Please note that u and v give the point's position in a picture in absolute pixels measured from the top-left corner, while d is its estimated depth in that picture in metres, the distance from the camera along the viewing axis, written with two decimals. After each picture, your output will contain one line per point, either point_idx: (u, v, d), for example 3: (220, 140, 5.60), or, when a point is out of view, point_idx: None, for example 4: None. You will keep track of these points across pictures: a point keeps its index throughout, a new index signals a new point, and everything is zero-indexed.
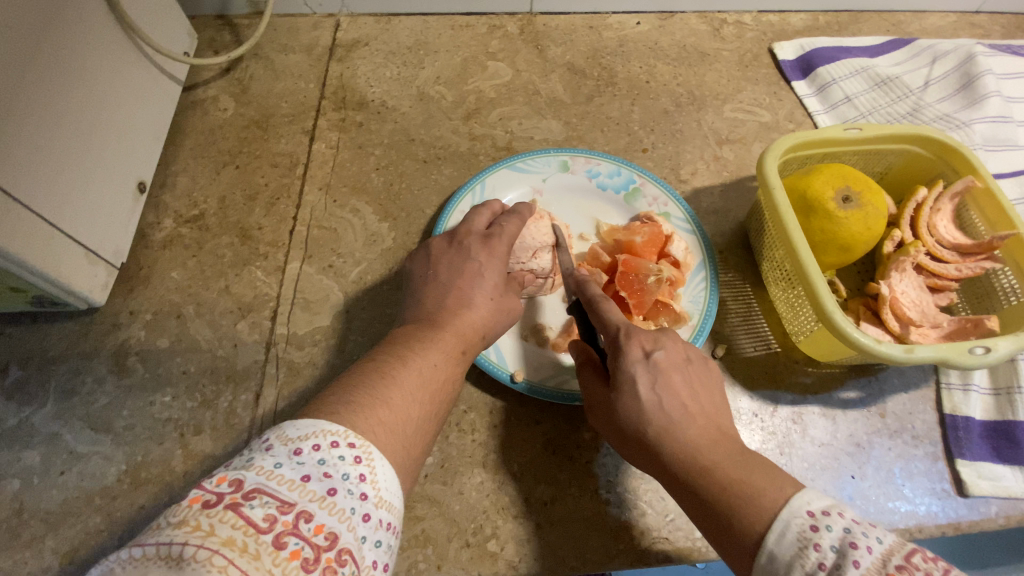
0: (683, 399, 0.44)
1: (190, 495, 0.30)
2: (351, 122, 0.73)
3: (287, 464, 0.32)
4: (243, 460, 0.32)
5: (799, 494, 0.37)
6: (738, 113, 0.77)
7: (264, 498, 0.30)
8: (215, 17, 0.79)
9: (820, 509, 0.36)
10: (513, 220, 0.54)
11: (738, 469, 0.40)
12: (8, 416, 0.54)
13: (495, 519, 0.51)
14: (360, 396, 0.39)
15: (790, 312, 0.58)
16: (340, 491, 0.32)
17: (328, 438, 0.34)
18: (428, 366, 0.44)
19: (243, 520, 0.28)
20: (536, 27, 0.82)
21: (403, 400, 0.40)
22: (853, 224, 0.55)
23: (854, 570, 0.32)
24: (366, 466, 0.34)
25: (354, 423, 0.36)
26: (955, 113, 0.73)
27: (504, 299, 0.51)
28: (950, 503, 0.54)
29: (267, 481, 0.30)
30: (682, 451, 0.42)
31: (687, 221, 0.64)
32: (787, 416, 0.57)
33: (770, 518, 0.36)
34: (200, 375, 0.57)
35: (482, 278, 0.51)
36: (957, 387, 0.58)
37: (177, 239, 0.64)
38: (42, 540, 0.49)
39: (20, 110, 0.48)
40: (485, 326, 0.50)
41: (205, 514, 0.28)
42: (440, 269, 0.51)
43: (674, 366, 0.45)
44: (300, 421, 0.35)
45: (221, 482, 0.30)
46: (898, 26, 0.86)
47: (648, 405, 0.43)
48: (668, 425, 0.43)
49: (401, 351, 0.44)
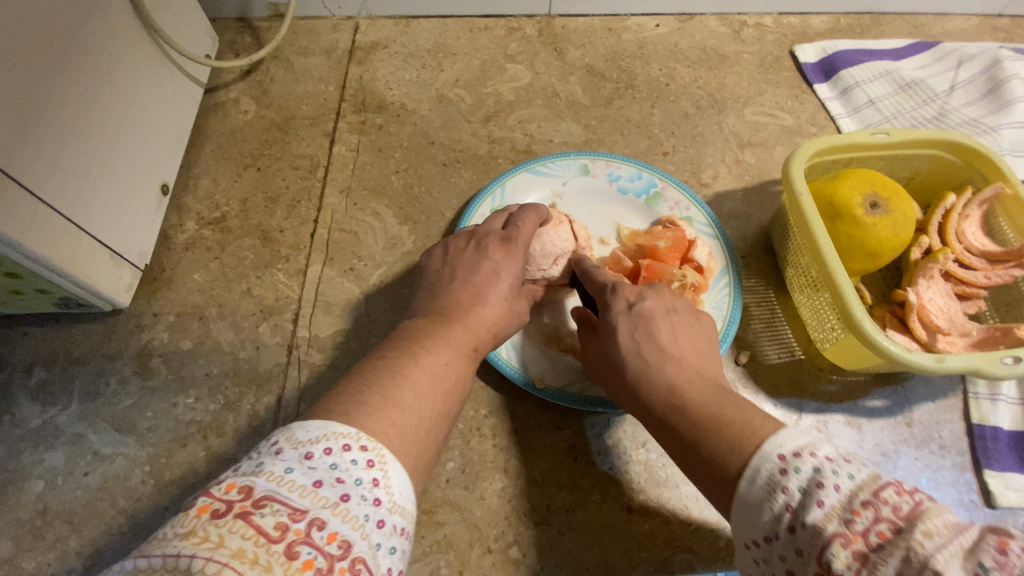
0: (662, 344, 0.45)
1: (199, 503, 0.29)
2: (371, 124, 0.73)
3: (299, 469, 0.31)
4: (252, 465, 0.32)
5: (773, 437, 0.36)
6: (759, 116, 0.76)
7: (275, 506, 0.29)
8: (235, 19, 0.80)
9: (791, 451, 0.35)
10: (529, 219, 0.53)
11: (711, 407, 0.41)
12: (33, 416, 0.55)
13: (517, 526, 0.50)
14: (371, 397, 0.38)
15: (815, 319, 0.57)
16: (353, 498, 0.31)
17: (339, 442, 0.33)
18: (439, 365, 0.43)
19: (254, 529, 0.28)
20: (554, 30, 0.82)
21: (416, 403, 0.39)
22: (881, 230, 0.54)
23: (818, 510, 0.31)
24: (378, 470, 0.33)
25: (364, 423, 0.35)
26: (981, 117, 0.72)
27: (517, 301, 0.51)
28: (977, 515, 0.53)
29: (278, 487, 0.30)
30: (661, 392, 0.43)
31: (709, 225, 0.63)
32: (811, 425, 0.56)
33: (744, 461, 0.36)
34: (223, 377, 0.57)
35: (498, 278, 0.50)
36: (985, 396, 0.57)
37: (199, 241, 0.64)
38: (66, 541, 0.50)
39: (46, 111, 0.48)
40: (497, 325, 0.49)
41: (214, 525, 0.28)
42: (457, 267, 0.51)
43: (656, 314, 0.47)
44: (311, 423, 0.35)
45: (230, 489, 0.30)
46: (921, 29, 0.85)
47: (628, 349, 0.46)
48: (644, 368, 0.45)
49: (409, 347, 0.43)
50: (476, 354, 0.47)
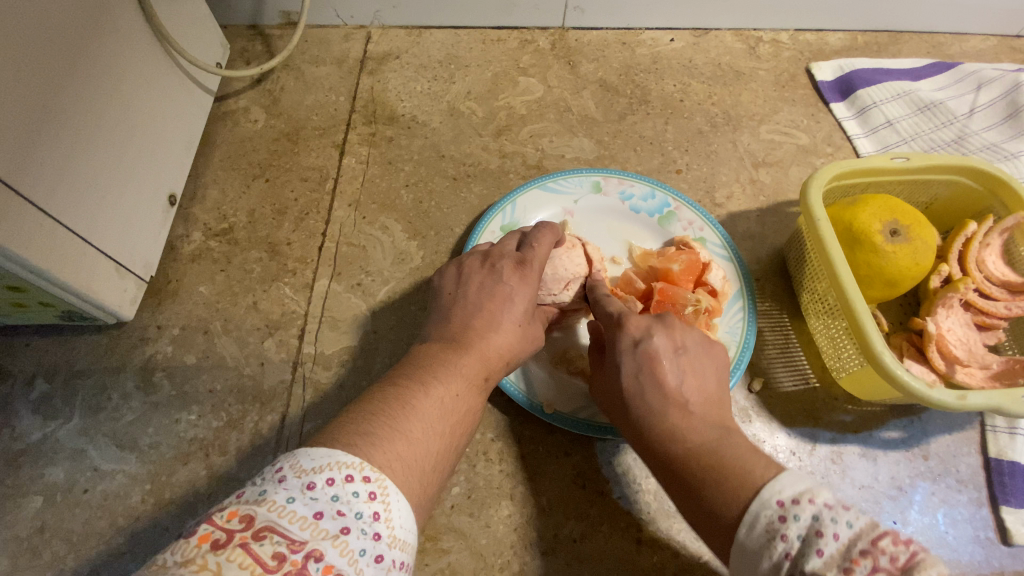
0: (667, 389, 0.44)
1: (199, 531, 0.28)
2: (381, 136, 0.72)
3: (300, 499, 0.30)
4: (255, 492, 0.30)
5: (771, 481, 0.36)
6: (775, 134, 0.75)
7: (274, 537, 0.28)
8: (247, 26, 0.79)
9: (790, 497, 0.34)
10: (545, 239, 0.52)
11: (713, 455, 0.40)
12: (33, 430, 0.54)
13: (522, 556, 0.49)
14: (378, 428, 0.36)
15: (831, 347, 0.56)
16: (353, 531, 0.30)
17: (343, 472, 0.32)
18: (451, 397, 0.42)
19: (251, 558, 0.27)
20: (567, 42, 0.81)
21: (424, 434, 0.38)
22: (901, 259, 0.53)
23: (817, 560, 0.31)
24: (380, 503, 0.32)
25: (371, 455, 0.34)
26: (1002, 142, 0.71)
27: (530, 325, 0.50)
28: (993, 553, 0.52)
29: (278, 518, 0.29)
30: (663, 438, 0.43)
31: (723, 247, 0.62)
32: (826, 456, 0.55)
33: (742, 507, 0.36)
34: (226, 394, 0.56)
35: (512, 302, 0.49)
36: (1003, 430, 0.56)
37: (205, 252, 0.64)
38: (64, 560, 0.49)
39: (54, 124, 0.48)
40: (511, 352, 0.48)
41: (214, 554, 0.27)
42: (470, 289, 0.50)
43: (662, 354, 0.45)
44: (315, 450, 0.33)
45: (232, 518, 0.29)
46: (939, 49, 0.84)
47: (631, 393, 0.45)
48: (648, 412, 0.44)
49: (422, 376, 0.43)
50: (487, 383, 0.46)
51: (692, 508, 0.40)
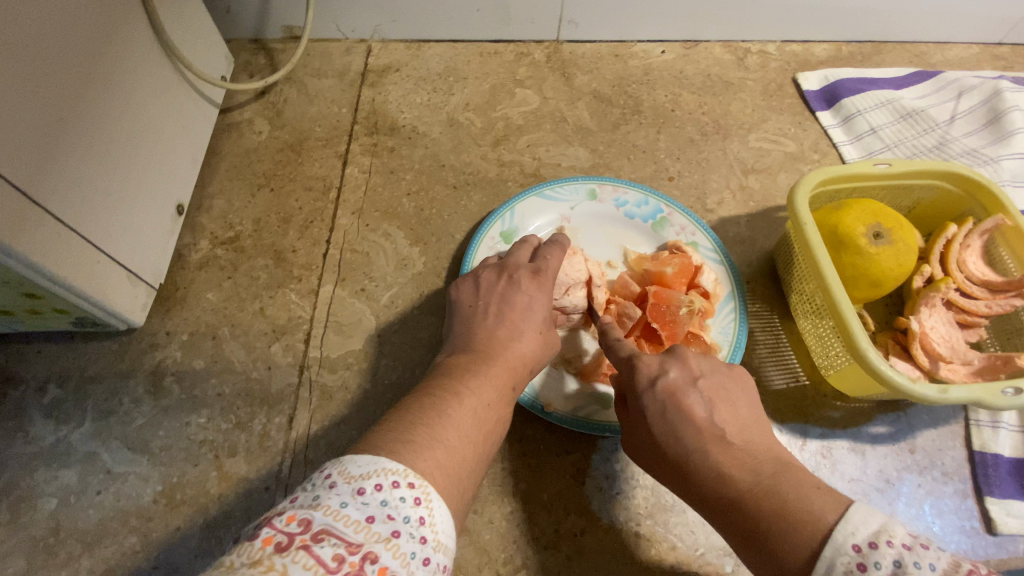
0: (697, 422, 0.45)
1: (261, 535, 0.29)
2: (383, 146, 0.74)
3: (353, 504, 0.31)
4: (308, 497, 0.32)
5: (842, 522, 0.36)
6: (763, 142, 0.78)
7: (333, 539, 0.29)
8: (250, 40, 0.82)
9: (866, 542, 0.35)
10: (555, 253, 0.56)
11: (767, 496, 0.40)
12: (46, 434, 0.55)
13: (525, 550, 0.51)
14: (418, 436, 0.38)
15: (819, 345, 0.58)
16: (403, 534, 0.31)
17: (389, 478, 0.33)
18: (482, 406, 0.44)
19: (313, 560, 0.28)
20: (562, 55, 0.84)
21: (459, 443, 0.40)
22: (884, 260, 0.55)
23: None
24: (425, 508, 0.33)
25: (413, 463, 0.36)
26: (982, 148, 0.74)
27: (549, 333, 0.53)
28: (978, 541, 0.54)
29: (334, 521, 0.30)
30: (708, 479, 0.43)
31: (714, 251, 0.64)
32: (816, 451, 0.57)
33: (810, 554, 0.36)
34: (234, 397, 0.57)
35: (529, 311, 0.52)
36: (986, 424, 0.58)
37: (212, 260, 0.65)
38: (78, 560, 0.50)
39: (71, 138, 0.50)
40: (533, 359, 0.50)
41: (278, 556, 0.28)
42: (492, 301, 0.53)
43: (682, 387, 0.47)
44: (360, 457, 0.35)
45: (291, 522, 0.30)
46: (921, 58, 0.87)
47: (662, 435, 0.46)
48: (687, 454, 0.45)
49: (454, 386, 0.44)
50: (514, 394, 0.48)
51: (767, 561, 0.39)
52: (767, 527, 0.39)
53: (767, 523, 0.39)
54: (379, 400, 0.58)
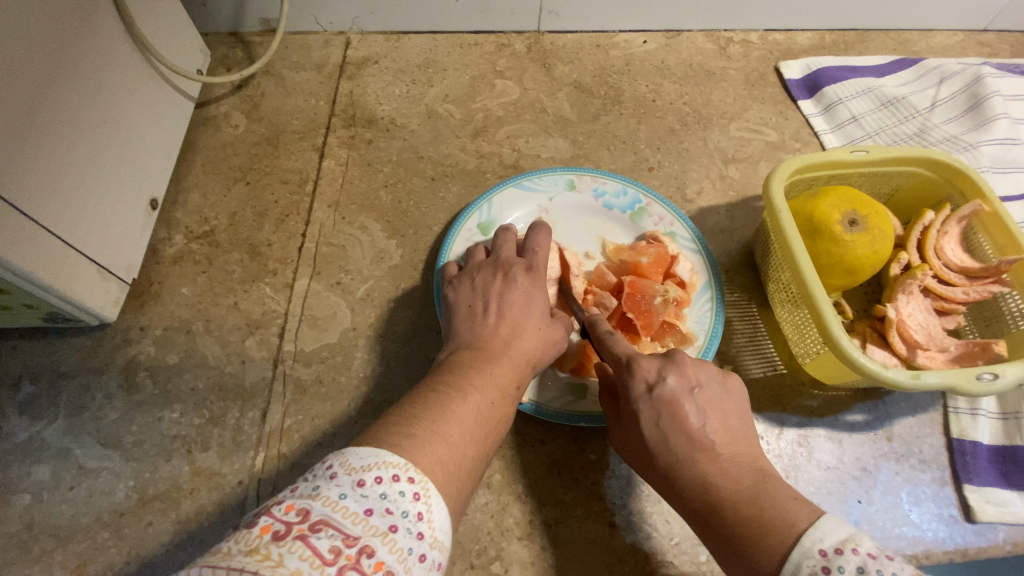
0: (690, 432, 0.44)
1: (259, 523, 0.29)
2: (361, 139, 0.73)
3: (352, 496, 0.31)
4: (308, 487, 0.31)
5: (811, 528, 0.36)
6: (744, 132, 0.77)
7: (331, 530, 0.29)
8: (227, 34, 0.81)
9: (833, 547, 0.35)
10: (544, 246, 0.58)
11: (749, 505, 0.40)
12: (19, 430, 0.55)
13: (499, 541, 0.51)
14: (421, 431, 0.38)
15: (796, 333, 0.57)
16: (400, 529, 0.31)
17: (390, 471, 0.33)
18: (487, 403, 0.44)
19: (310, 551, 0.28)
20: (543, 46, 0.83)
21: (462, 439, 0.40)
22: (859, 247, 0.55)
23: None
24: (423, 503, 0.33)
25: (415, 458, 0.35)
26: (962, 134, 0.73)
27: (551, 328, 0.53)
28: (956, 529, 0.54)
29: (333, 512, 0.30)
30: (693, 485, 0.43)
31: (692, 241, 0.64)
32: (793, 439, 0.57)
33: (779, 558, 0.36)
34: (209, 392, 0.57)
35: (529, 307, 0.52)
36: (965, 411, 0.58)
37: (187, 255, 0.65)
38: (51, 555, 0.50)
39: (35, 131, 0.49)
40: (537, 356, 0.50)
41: (275, 545, 0.28)
42: (491, 298, 0.53)
43: (680, 397, 0.45)
44: (362, 449, 0.34)
45: (289, 511, 0.30)
46: (904, 45, 0.87)
47: (654, 441, 0.45)
48: (677, 460, 0.44)
49: (459, 382, 0.44)
50: (517, 390, 0.47)
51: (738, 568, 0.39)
52: (740, 537, 0.39)
53: (742, 534, 0.39)
54: (354, 393, 0.57)
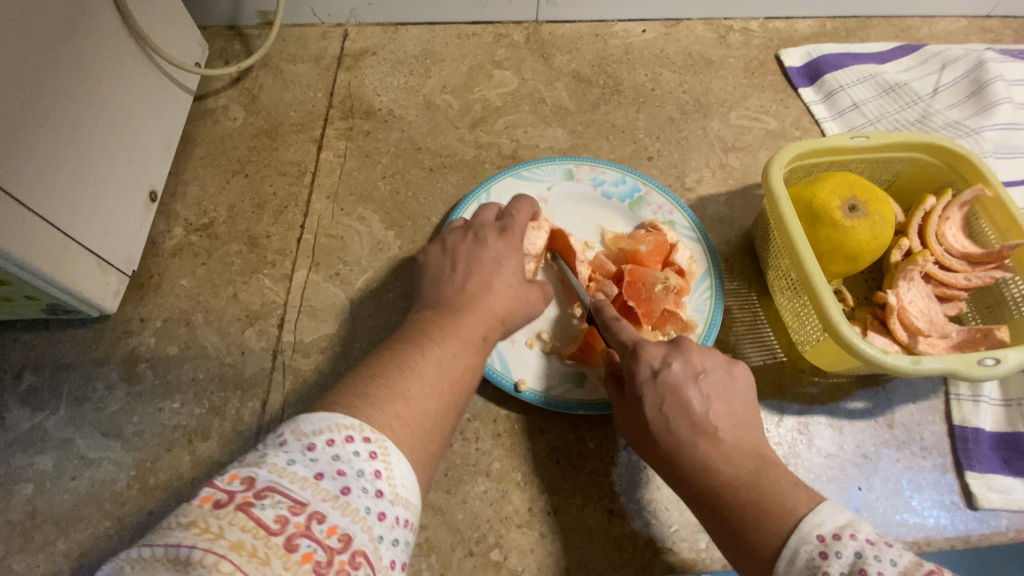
0: (694, 418, 0.44)
1: (202, 493, 0.29)
2: (359, 130, 0.73)
3: (301, 461, 0.31)
4: (255, 456, 0.32)
5: (810, 514, 0.37)
6: (744, 120, 0.77)
7: (276, 497, 0.29)
8: (225, 27, 0.81)
9: (831, 533, 0.35)
10: (523, 211, 0.57)
11: (750, 491, 0.40)
12: (22, 421, 0.55)
13: (498, 529, 0.51)
14: (377, 389, 0.38)
15: (796, 321, 0.57)
16: (354, 490, 0.31)
17: (343, 433, 0.33)
18: (447, 356, 0.44)
19: (253, 521, 0.28)
20: (541, 36, 0.83)
21: (421, 392, 0.40)
22: (860, 233, 0.55)
23: None
24: (381, 462, 0.33)
25: (372, 417, 0.36)
26: (964, 120, 0.73)
27: (524, 288, 0.52)
28: (958, 516, 0.53)
29: (280, 478, 0.30)
30: (695, 470, 0.42)
31: (692, 229, 0.64)
32: (793, 427, 0.57)
33: (780, 542, 0.36)
34: (209, 382, 0.57)
35: (499, 265, 0.52)
36: (967, 398, 0.58)
37: (186, 247, 0.65)
38: (53, 544, 0.50)
39: (33, 119, 0.49)
40: (505, 312, 0.50)
41: (215, 516, 0.28)
42: (459, 259, 0.52)
43: (683, 381, 0.45)
44: (314, 416, 0.35)
45: (233, 480, 0.30)
46: (907, 32, 0.86)
47: (656, 425, 0.45)
48: (678, 444, 0.44)
49: (419, 340, 0.44)
50: (483, 343, 0.47)
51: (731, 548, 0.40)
52: (738, 522, 0.39)
53: (743, 518, 0.39)
54: None
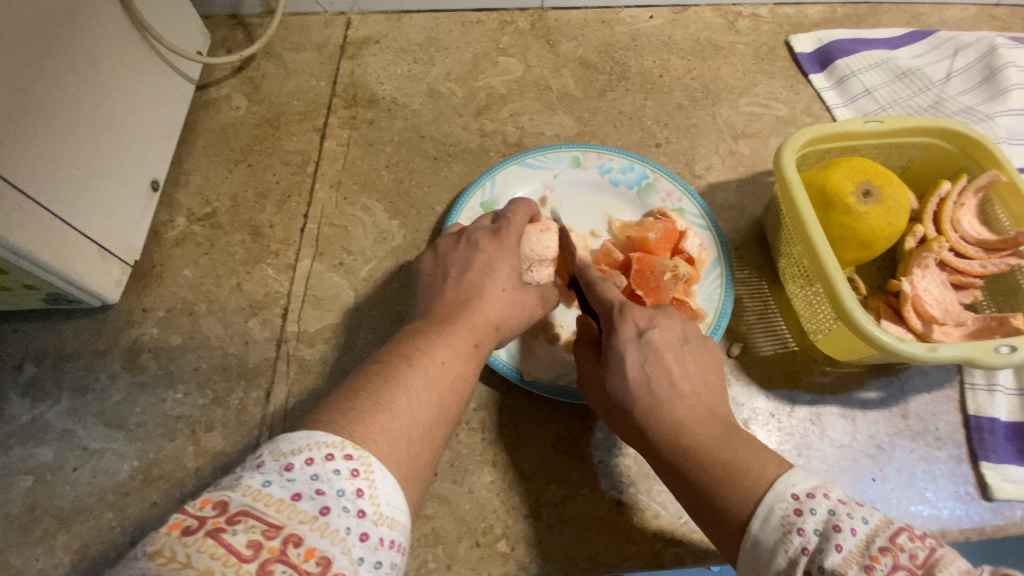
0: (679, 387, 0.43)
1: (172, 519, 0.29)
2: (362, 119, 0.72)
3: (277, 482, 0.31)
4: (230, 479, 0.31)
5: (785, 475, 0.37)
6: (754, 107, 0.75)
7: (249, 522, 0.29)
8: (227, 16, 0.80)
9: (805, 492, 0.36)
10: (518, 212, 0.54)
11: (723, 450, 0.40)
12: (22, 412, 0.55)
13: (505, 520, 0.50)
14: (361, 403, 0.37)
15: (808, 310, 0.56)
16: (333, 510, 0.30)
17: (322, 451, 0.33)
18: (436, 365, 0.43)
19: (224, 548, 0.27)
20: (547, 23, 0.81)
21: (409, 405, 0.39)
22: (874, 218, 0.53)
23: (837, 554, 0.32)
24: (363, 480, 0.33)
25: (352, 433, 0.35)
26: (978, 105, 0.71)
27: (519, 292, 0.51)
28: (973, 507, 0.52)
29: (254, 502, 0.29)
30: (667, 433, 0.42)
31: (701, 217, 0.63)
32: (805, 417, 0.56)
33: (754, 501, 0.37)
34: (212, 372, 0.57)
35: (491, 272, 0.50)
36: (982, 387, 0.56)
37: (189, 237, 0.64)
38: (54, 536, 0.50)
39: (29, 107, 0.48)
40: (499, 319, 0.49)
41: (182, 543, 0.28)
42: (451, 266, 0.51)
43: (665, 346, 0.44)
44: (294, 433, 0.34)
45: (205, 505, 0.29)
46: (918, 18, 0.84)
47: (635, 385, 0.44)
48: (655, 404, 0.43)
49: (406, 351, 0.43)
50: (477, 349, 0.46)
51: (706, 511, 0.39)
52: (708, 481, 0.39)
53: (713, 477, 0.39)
54: None
